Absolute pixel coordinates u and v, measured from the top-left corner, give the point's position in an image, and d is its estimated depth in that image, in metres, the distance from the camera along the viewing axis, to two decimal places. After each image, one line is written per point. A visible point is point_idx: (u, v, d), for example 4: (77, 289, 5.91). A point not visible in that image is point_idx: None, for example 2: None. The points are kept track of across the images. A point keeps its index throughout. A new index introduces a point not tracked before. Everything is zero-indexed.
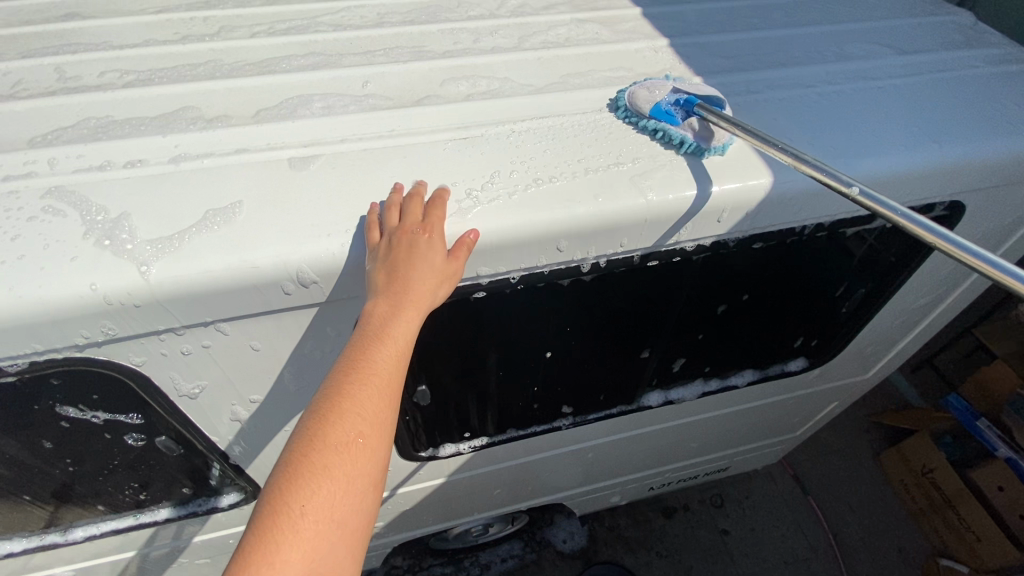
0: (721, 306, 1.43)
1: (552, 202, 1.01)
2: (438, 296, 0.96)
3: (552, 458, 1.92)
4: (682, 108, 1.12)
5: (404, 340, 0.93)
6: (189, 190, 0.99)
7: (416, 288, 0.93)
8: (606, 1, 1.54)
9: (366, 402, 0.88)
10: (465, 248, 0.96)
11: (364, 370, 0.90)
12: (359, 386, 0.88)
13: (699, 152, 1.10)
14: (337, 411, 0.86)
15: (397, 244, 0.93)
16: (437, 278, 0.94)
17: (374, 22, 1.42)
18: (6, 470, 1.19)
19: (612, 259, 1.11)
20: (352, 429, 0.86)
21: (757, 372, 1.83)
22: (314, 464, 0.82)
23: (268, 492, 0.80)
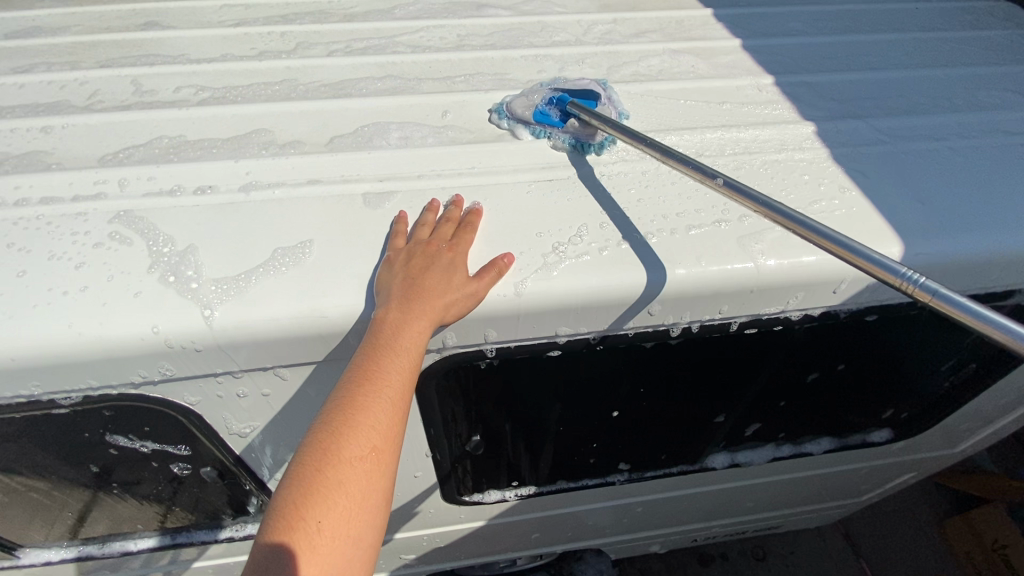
0: (811, 373, 1.29)
1: (648, 262, 0.91)
2: (458, 309, 0.84)
3: (599, 510, 1.78)
4: (557, 107, 1.11)
5: (419, 347, 0.81)
6: (258, 223, 0.93)
7: (433, 298, 0.83)
8: (701, 31, 1.43)
9: (379, 413, 0.75)
10: (496, 269, 0.86)
11: (374, 377, 0.77)
12: (369, 394, 0.76)
13: (583, 148, 1.06)
14: (345, 422, 0.74)
15: (416, 255, 0.87)
16: (456, 291, 0.84)
17: (454, 44, 1.35)
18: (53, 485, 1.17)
19: (707, 325, 0.99)
20: (364, 445, 0.73)
21: (835, 440, 1.67)
22: (323, 482, 0.70)
23: (274, 508, 0.69)
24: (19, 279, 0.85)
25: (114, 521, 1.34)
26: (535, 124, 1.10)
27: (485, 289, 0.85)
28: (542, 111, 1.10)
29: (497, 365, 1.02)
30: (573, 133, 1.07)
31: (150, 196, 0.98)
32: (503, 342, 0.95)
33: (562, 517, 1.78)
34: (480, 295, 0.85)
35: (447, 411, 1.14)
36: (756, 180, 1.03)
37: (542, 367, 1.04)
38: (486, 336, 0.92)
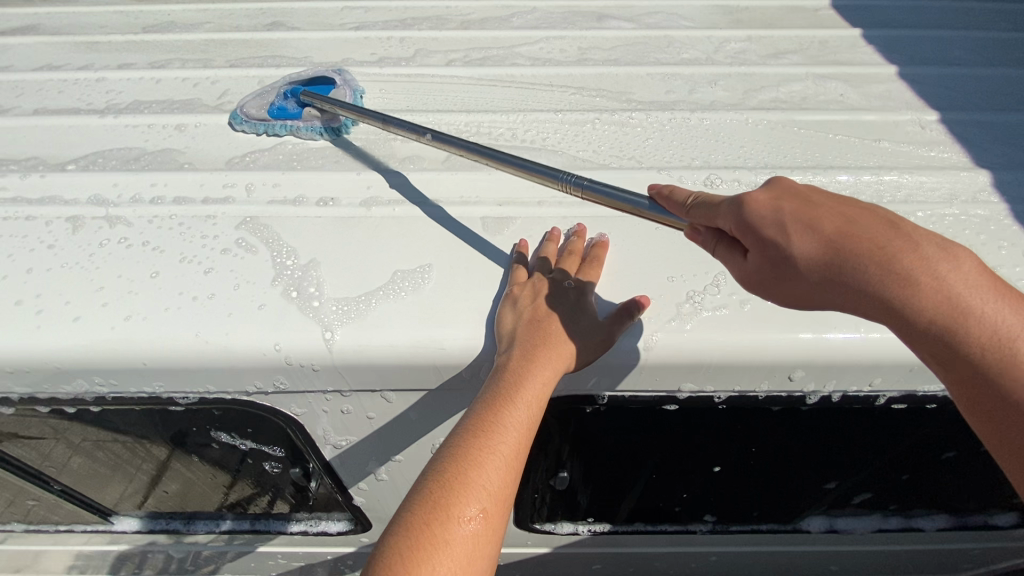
0: (948, 451, 1.14)
1: (796, 323, 0.81)
2: (581, 359, 0.79)
3: (671, 554, 1.66)
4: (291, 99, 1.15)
5: (539, 401, 0.76)
6: (377, 242, 0.91)
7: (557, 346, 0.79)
8: (847, 56, 1.30)
9: (495, 469, 0.71)
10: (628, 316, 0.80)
11: (492, 429, 0.72)
12: (486, 448, 0.71)
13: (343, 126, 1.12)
14: (460, 473, 0.69)
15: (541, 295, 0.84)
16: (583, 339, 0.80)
17: (575, 58, 1.29)
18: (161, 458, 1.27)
19: (850, 395, 0.88)
20: (478, 500, 0.68)
21: (954, 518, 1.47)
22: (434, 535, 0.65)
23: (380, 556, 0.64)
24: (153, 280, 0.87)
25: (202, 500, 1.42)
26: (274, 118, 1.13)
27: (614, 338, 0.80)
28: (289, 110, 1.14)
29: (604, 410, 0.95)
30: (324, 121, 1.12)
31: (274, 202, 0.98)
32: (619, 391, 0.88)
33: (629, 557, 1.69)
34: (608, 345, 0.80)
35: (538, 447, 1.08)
36: None
37: (653, 416, 0.96)
38: (603, 384, 0.86)
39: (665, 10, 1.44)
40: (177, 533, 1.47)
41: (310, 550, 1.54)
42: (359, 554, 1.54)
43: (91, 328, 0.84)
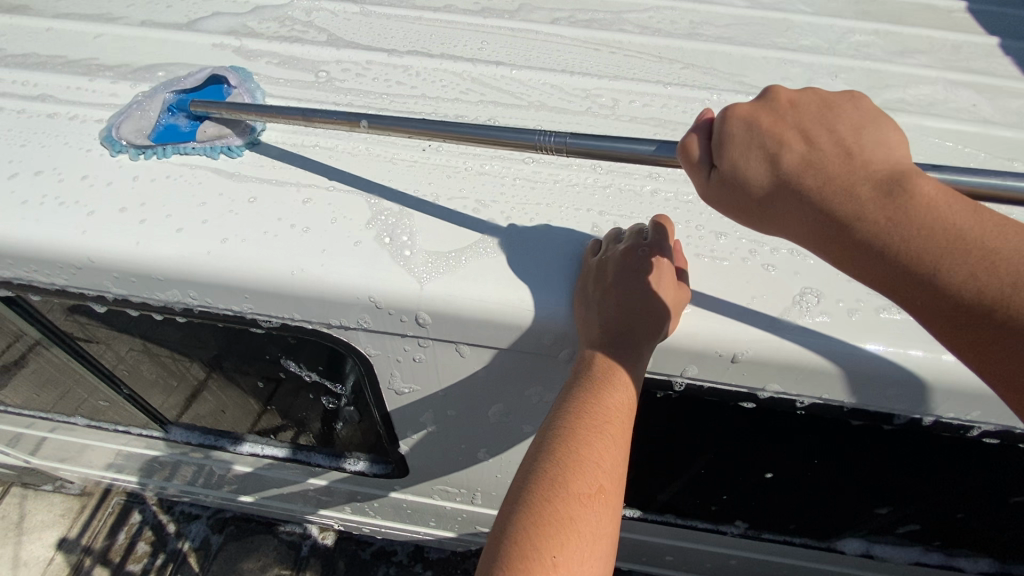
0: (1019, 496, 1.07)
1: (907, 340, 0.77)
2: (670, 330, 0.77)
3: (690, 549, 1.65)
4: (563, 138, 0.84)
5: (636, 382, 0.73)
6: (472, 197, 0.90)
7: (647, 321, 0.74)
8: (983, 64, 1.20)
9: (602, 449, 0.67)
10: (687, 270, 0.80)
11: (594, 408, 0.70)
12: (591, 425, 0.69)
13: (432, 97, 1.06)
14: (571, 452, 0.67)
15: (616, 272, 0.76)
16: (670, 308, 0.75)
17: (686, 32, 1.23)
18: (224, 376, 1.32)
19: (943, 421, 0.83)
20: (593, 477, 0.66)
21: (999, 564, 1.41)
22: (556, 512, 0.63)
23: (504, 533, 0.62)
24: (251, 205, 0.88)
25: (252, 423, 1.47)
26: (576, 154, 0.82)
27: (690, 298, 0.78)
28: (169, 125, 0.98)
29: (673, 397, 0.92)
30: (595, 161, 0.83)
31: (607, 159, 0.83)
32: (699, 380, 0.84)
33: (649, 546, 1.69)
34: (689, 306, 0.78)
35: None
36: None
37: (724, 410, 0.93)
38: (685, 370, 0.83)
39: None
40: (224, 451, 1.53)
41: (344, 487, 1.58)
42: (389, 498, 1.57)
43: (191, 242, 0.85)
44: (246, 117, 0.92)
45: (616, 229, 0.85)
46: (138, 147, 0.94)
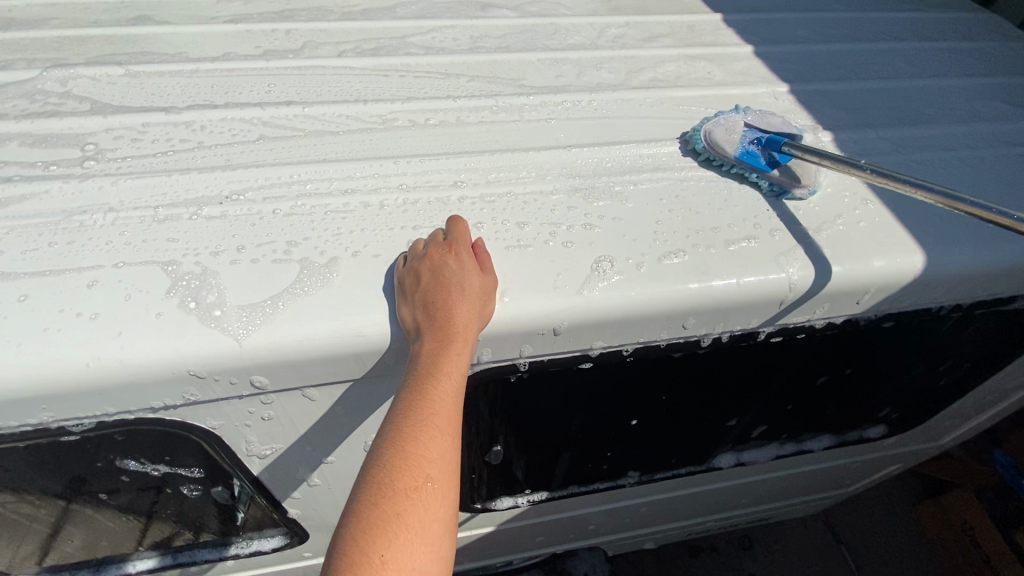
0: (822, 378, 1.30)
1: (687, 277, 0.91)
2: (487, 314, 0.82)
3: (605, 509, 1.80)
4: (767, 147, 1.05)
5: (461, 373, 0.75)
6: (279, 239, 0.88)
7: (461, 310, 0.78)
8: (713, 36, 1.44)
9: (429, 443, 0.69)
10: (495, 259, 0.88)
11: (419, 405, 0.71)
12: (416, 422, 0.70)
13: (221, 147, 1.02)
14: (398, 451, 0.68)
15: (424, 272, 0.81)
16: (480, 294, 0.81)
17: (468, 46, 1.34)
18: (54, 509, 1.14)
19: (735, 334, 1.00)
20: (420, 470, 0.67)
21: (835, 437, 1.70)
22: (384, 512, 0.64)
23: (332, 546, 0.62)
24: (22, 305, 0.79)
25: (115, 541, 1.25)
26: (738, 162, 1.04)
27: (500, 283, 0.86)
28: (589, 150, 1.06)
29: (524, 378, 1.00)
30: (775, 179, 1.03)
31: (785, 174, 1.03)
32: (537, 355, 0.93)
33: (570, 521, 1.79)
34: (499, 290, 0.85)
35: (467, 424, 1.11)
36: (781, 193, 1.04)
37: (571, 378, 1.03)
38: (522, 351, 0.91)
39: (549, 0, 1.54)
40: None
41: None
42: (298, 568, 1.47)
43: None
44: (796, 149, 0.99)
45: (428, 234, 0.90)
46: (726, 159, 1.05)
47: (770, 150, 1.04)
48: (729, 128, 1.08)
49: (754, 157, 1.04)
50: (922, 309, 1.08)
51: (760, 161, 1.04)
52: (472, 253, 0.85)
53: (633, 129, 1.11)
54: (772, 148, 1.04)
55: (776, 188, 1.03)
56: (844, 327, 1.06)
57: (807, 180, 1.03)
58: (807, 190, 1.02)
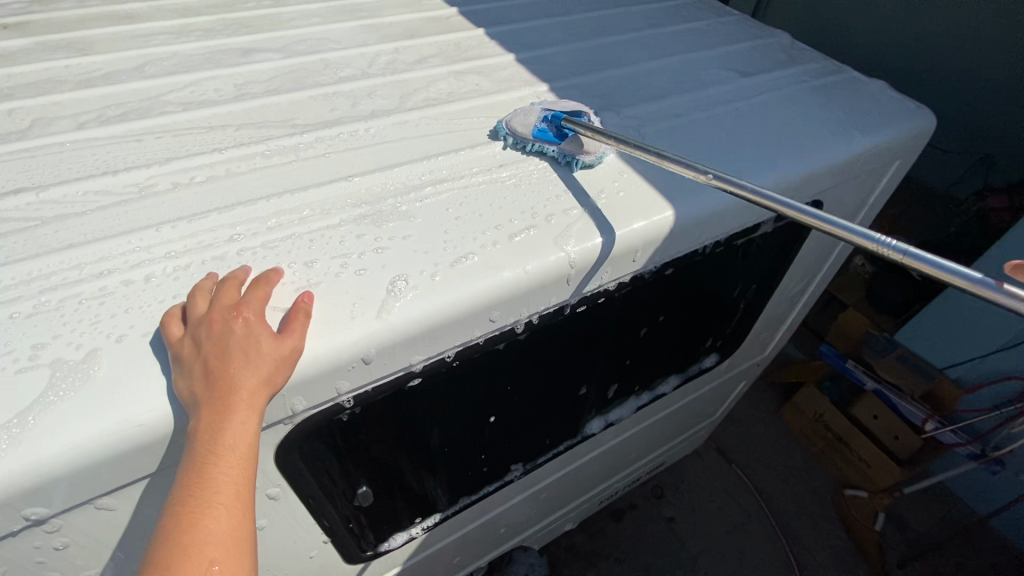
0: (643, 329, 1.47)
1: (479, 276, 0.95)
2: (282, 379, 0.78)
3: (508, 505, 1.87)
4: (554, 123, 1.19)
5: (249, 441, 0.73)
6: (21, 345, 0.78)
7: (245, 378, 0.75)
8: (478, 50, 1.55)
9: (213, 525, 0.67)
10: (301, 316, 0.83)
11: (203, 487, 0.69)
12: (198, 506, 0.67)
13: None
14: (175, 544, 0.65)
15: (202, 341, 0.76)
16: (270, 359, 0.77)
17: (233, 96, 1.31)
18: None
19: (544, 314, 1.09)
20: (202, 557, 0.65)
21: (681, 375, 1.92)
22: None
23: None
24: None
25: None
26: (535, 141, 1.18)
27: (303, 342, 0.81)
28: (543, 129, 1.19)
29: (358, 414, 0.99)
30: (566, 149, 1.17)
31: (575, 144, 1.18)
32: (357, 389, 0.92)
33: (478, 528, 1.83)
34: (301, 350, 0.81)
35: (318, 477, 1.06)
36: (552, 179, 1.16)
37: (408, 398, 1.05)
38: (338, 390, 0.88)
39: (316, 38, 1.56)
40: None
41: None
42: None
43: None
44: (580, 125, 1.13)
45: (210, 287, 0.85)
46: (523, 141, 1.19)
47: (558, 125, 1.19)
48: (527, 112, 1.22)
49: (547, 134, 1.19)
50: (689, 253, 1.27)
51: (553, 137, 1.18)
52: (261, 310, 0.82)
53: (410, 150, 1.17)
54: (558, 123, 1.19)
55: (567, 157, 1.17)
56: (633, 284, 1.22)
57: (590, 148, 1.17)
58: (593, 156, 1.17)
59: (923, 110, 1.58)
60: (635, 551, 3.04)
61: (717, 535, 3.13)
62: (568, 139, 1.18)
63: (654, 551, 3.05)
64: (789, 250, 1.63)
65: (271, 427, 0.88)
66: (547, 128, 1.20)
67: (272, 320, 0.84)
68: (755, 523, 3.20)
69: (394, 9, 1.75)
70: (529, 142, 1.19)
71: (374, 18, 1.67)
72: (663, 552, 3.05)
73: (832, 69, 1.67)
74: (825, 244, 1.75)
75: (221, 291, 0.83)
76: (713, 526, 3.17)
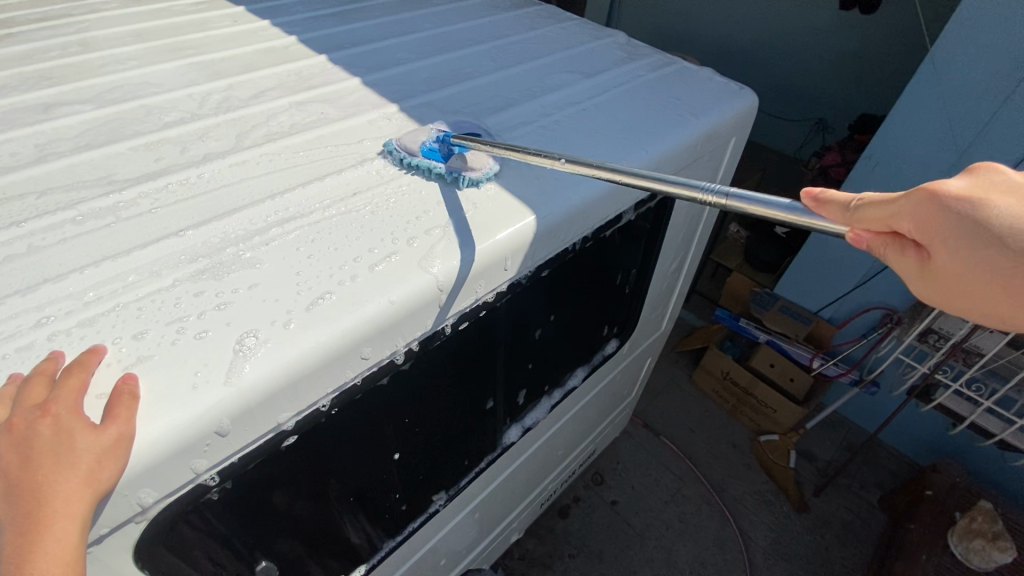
0: (536, 331, 1.49)
1: (339, 314, 0.90)
2: (109, 473, 0.69)
3: (443, 534, 1.81)
4: (444, 143, 1.21)
5: (65, 558, 0.64)
6: None
7: (58, 484, 0.67)
8: (320, 77, 1.50)
9: None
10: (128, 397, 0.75)
11: None
12: None
13: None
14: None
15: (8, 455, 0.69)
16: (88, 455, 0.68)
17: (32, 158, 1.16)
18: None
19: (423, 339, 1.06)
20: None
21: (587, 366, 1.98)
22: None
23: None
24: None
25: None
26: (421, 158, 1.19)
27: (133, 426, 0.73)
28: (430, 148, 1.20)
29: (231, 487, 0.90)
30: (453, 166, 1.19)
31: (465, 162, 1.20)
32: (221, 463, 0.83)
33: (414, 567, 1.75)
34: (130, 435, 0.72)
35: (201, 567, 0.95)
36: (410, 200, 1.13)
37: (289, 456, 0.97)
38: (195, 470, 0.80)
39: (133, 83, 1.43)
40: None
41: None
42: None
43: None
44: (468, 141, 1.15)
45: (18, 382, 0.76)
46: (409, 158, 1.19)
47: (448, 144, 1.21)
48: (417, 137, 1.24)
49: (435, 153, 1.20)
50: (561, 252, 1.30)
51: (440, 155, 1.20)
52: (76, 402, 0.72)
53: (252, 190, 1.09)
54: (449, 144, 1.20)
55: (453, 174, 1.17)
56: (512, 290, 1.23)
57: (477, 166, 1.19)
58: (480, 173, 1.19)
59: (746, 89, 1.75)
60: (586, 543, 3.08)
61: (658, 507, 3.27)
62: (456, 158, 1.20)
63: (603, 538, 3.11)
64: (658, 232, 1.73)
65: (120, 529, 0.77)
66: (436, 149, 1.21)
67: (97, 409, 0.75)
68: (689, 487, 3.38)
69: (225, 43, 1.65)
70: (415, 158, 1.19)
71: (203, 55, 1.57)
72: (611, 536, 3.12)
73: (665, 61, 1.81)
74: (689, 220, 1.89)
75: (26, 389, 0.73)
76: (653, 500, 3.30)
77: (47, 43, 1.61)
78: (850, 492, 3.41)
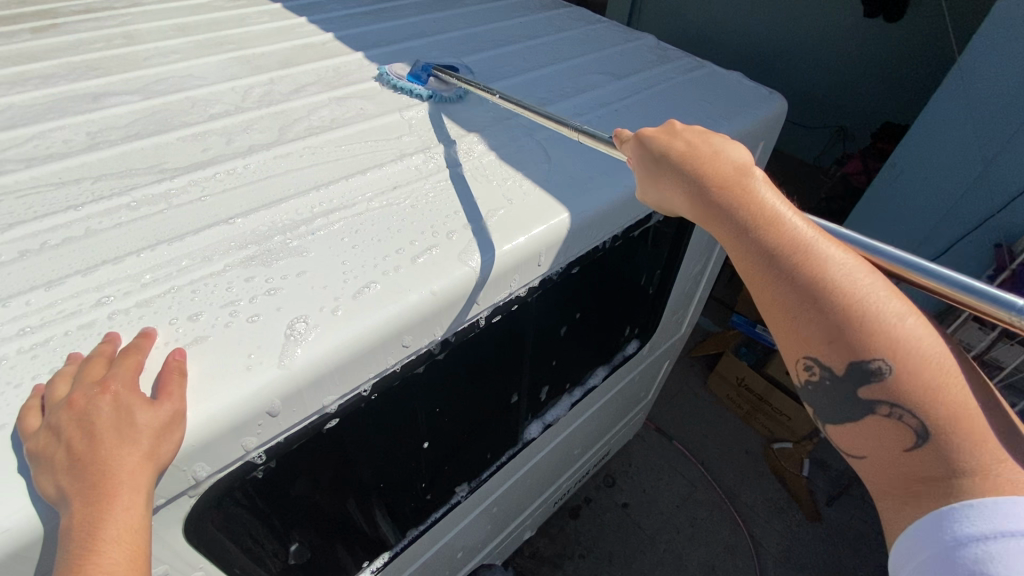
0: (562, 328, 1.51)
1: (383, 303, 0.92)
2: (168, 448, 0.72)
3: (461, 527, 1.83)
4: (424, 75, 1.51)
5: (132, 528, 0.66)
6: None
7: (122, 456, 0.69)
8: (357, 73, 1.53)
9: None
10: (178, 374, 0.78)
11: None
12: None
13: None
14: None
15: (65, 428, 0.70)
16: (148, 431, 0.71)
17: (85, 145, 1.20)
18: None
19: (459, 331, 1.08)
20: None
21: (608, 365, 1.99)
22: None
23: None
24: None
25: None
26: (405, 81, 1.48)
27: (185, 404, 0.76)
28: (414, 75, 1.49)
29: (275, 466, 0.93)
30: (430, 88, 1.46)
31: (439, 83, 1.49)
32: (268, 442, 0.86)
33: (433, 557, 1.78)
34: (183, 413, 0.75)
35: (240, 544, 0.98)
36: (448, 195, 1.16)
37: (328, 439, 1.00)
38: (245, 447, 0.83)
39: (178, 76, 1.47)
40: None
41: None
42: None
43: None
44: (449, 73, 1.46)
45: (73, 363, 0.78)
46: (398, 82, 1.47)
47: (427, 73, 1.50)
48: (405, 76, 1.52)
49: (416, 79, 1.49)
50: (591, 249, 1.32)
51: (420, 80, 1.49)
52: (133, 380, 0.76)
53: (297, 182, 1.13)
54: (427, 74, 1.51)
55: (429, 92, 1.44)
56: (543, 286, 1.25)
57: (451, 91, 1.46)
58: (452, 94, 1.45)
59: (775, 94, 1.76)
60: (597, 544, 3.09)
61: (669, 511, 3.26)
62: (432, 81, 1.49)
63: (614, 539, 3.12)
64: (684, 234, 1.74)
65: (173, 501, 0.80)
66: (417, 76, 1.49)
67: (150, 388, 0.78)
68: (701, 491, 3.37)
69: (263, 39, 1.69)
70: (400, 82, 1.48)
71: (244, 50, 1.61)
72: (622, 538, 3.12)
73: (695, 64, 1.82)
74: None
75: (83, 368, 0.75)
76: (665, 503, 3.30)
77: (94, 35, 1.66)
78: (864, 503, 3.38)
